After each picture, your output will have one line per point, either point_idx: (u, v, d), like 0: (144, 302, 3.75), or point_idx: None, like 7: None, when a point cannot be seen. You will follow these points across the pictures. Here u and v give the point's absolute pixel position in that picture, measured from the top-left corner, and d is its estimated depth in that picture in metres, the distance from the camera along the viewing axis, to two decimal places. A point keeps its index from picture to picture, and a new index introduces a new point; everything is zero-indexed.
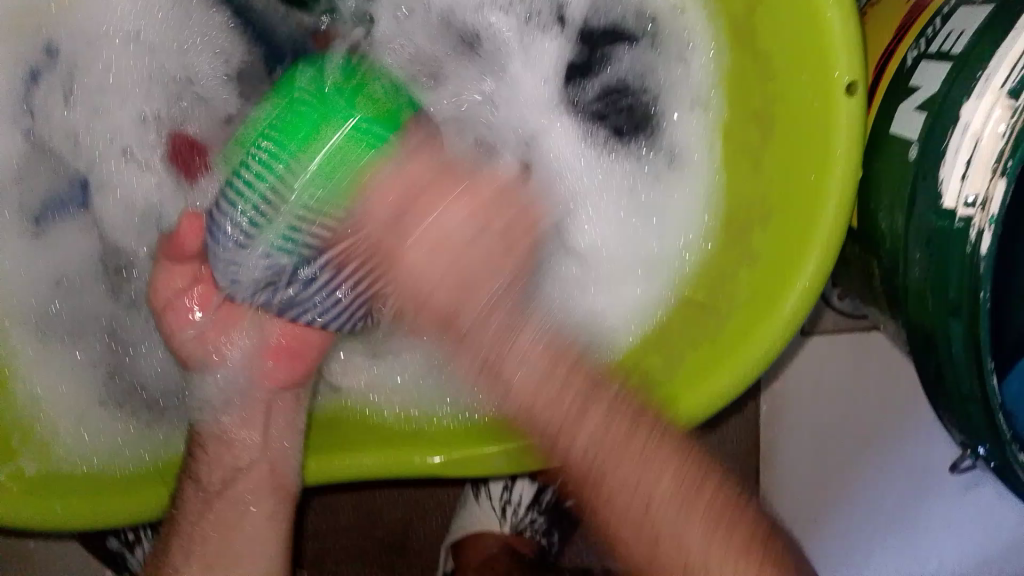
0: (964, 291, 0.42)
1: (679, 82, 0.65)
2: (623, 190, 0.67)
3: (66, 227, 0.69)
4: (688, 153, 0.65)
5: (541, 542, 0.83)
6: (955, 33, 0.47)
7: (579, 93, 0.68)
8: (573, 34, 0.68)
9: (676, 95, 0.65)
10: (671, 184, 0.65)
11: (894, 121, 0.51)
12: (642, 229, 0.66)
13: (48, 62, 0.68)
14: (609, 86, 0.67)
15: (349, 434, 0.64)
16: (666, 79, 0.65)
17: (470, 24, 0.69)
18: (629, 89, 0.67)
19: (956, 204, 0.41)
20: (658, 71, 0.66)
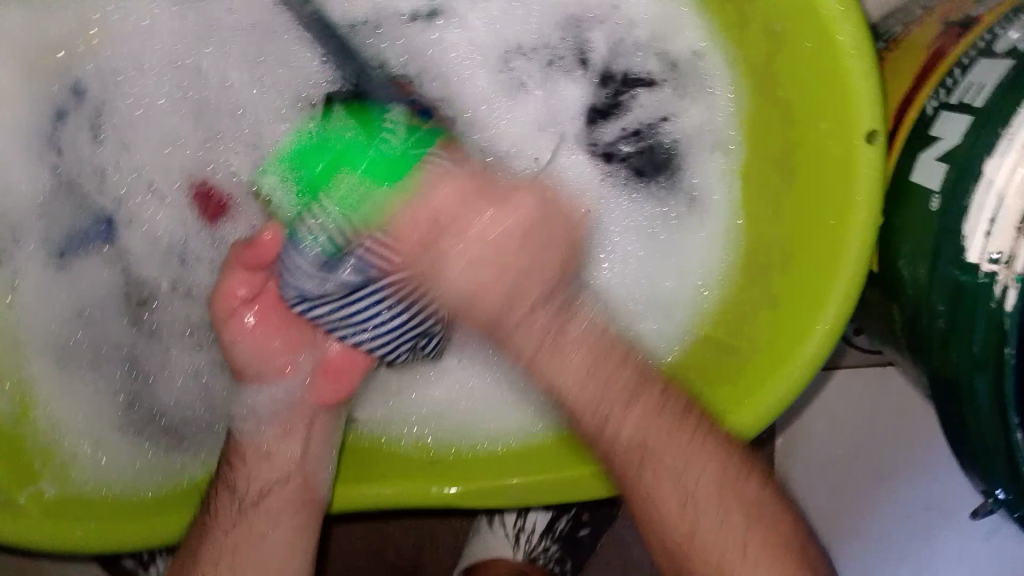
0: (990, 343, 0.42)
1: (703, 127, 0.66)
2: (643, 231, 0.68)
3: (89, 261, 0.69)
4: (710, 198, 0.66)
5: (554, 570, 0.81)
6: (977, 86, 0.48)
7: (602, 133, 0.69)
8: (595, 76, 0.69)
9: (699, 141, 0.66)
10: (691, 226, 0.66)
11: (917, 170, 0.52)
12: (660, 270, 0.67)
13: (72, 99, 0.69)
14: (631, 127, 0.68)
15: (374, 464, 0.64)
16: (688, 124, 0.67)
17: (496, 67, 0.70)
18: (650, 132, 0.68)
19: (980, 260, 0.42)
20: (682, 116, 0.67)
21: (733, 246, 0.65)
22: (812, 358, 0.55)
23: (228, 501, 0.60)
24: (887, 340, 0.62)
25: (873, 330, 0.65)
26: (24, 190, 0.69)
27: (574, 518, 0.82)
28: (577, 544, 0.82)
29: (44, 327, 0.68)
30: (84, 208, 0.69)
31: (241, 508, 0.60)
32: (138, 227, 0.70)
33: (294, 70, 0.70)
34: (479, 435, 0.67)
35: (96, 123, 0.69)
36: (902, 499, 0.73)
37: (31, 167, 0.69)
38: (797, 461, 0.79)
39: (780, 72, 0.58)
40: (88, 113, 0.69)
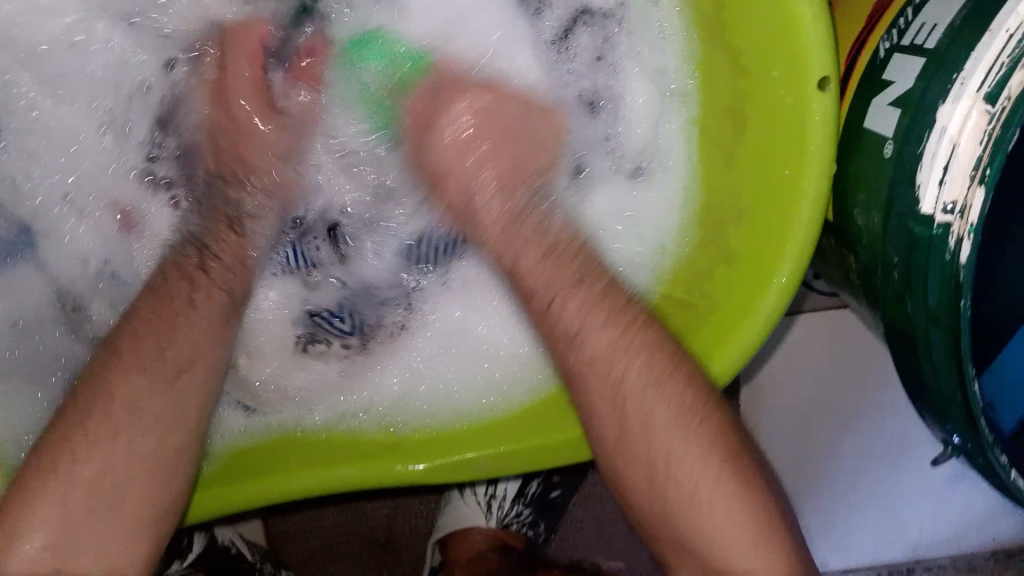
0: (946, 296, 0.41)
1: (648, 75, 0.64)
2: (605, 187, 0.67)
3: (19, 268, 0.68)
4: (662, 147, 0.65)
5: (528, 534, 0.82)
6: (927, 26, 0.47)
7: (583, 94, 0.68)
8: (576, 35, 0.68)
9: (646, 88, 0.65)
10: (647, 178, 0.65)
11: (870, 116, 0.50)
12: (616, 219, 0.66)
13: None
14: (607, 77, 0.67)
15: (316, 448, 0.62)
16: (634, 73, 0.65)
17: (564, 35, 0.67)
18: (615, 89, 0.66)
19: (934, 211, 0.41)
20: (632, 76, 0.65)
21: (693, 205, 0.63)
22: (760, 332, 0.56)
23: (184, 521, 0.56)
24: (844, 290, 0.61)
25: (831, 279, 0.64)
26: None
27: (545, 481, 0.82)
28: (550, 506, 0.82)
29: None
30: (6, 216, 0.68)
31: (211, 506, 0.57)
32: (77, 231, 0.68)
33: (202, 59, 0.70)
34: (443, 410, 0.65)
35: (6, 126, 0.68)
36: (869, 440, 0.76)
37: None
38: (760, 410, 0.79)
39: (729, 16, 0.56)
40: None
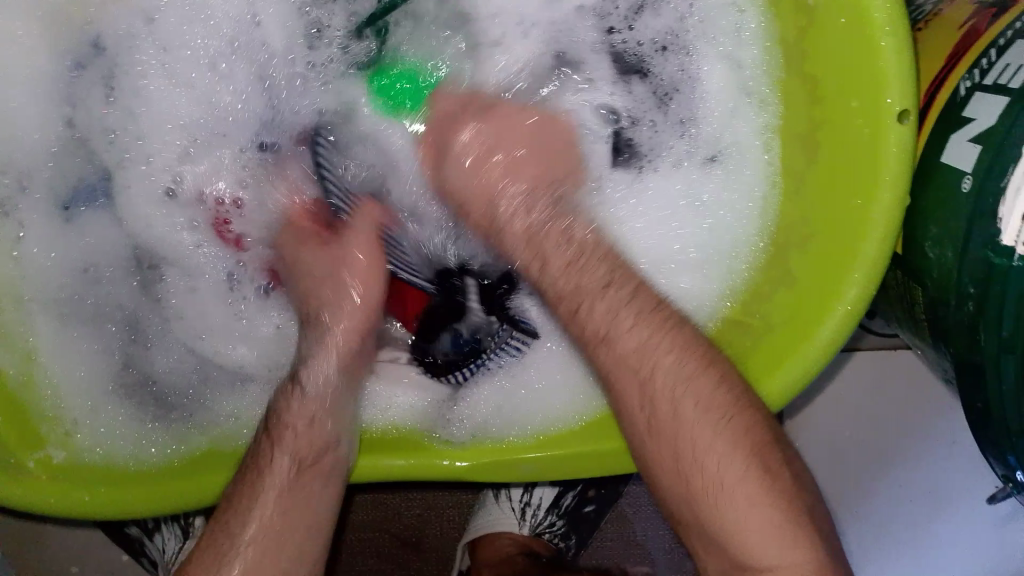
0: (1022, 324, 0.42)
1: (721, 94, 0.65)
2: (670, 203, 0.67)
3: (95, 216, 0.69)
4: (731, 167, 0.65)
5: (558, 545, 0.82)
6: (1013, 67, 0.48)
7: (655, 113, 0.68)
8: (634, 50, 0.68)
9: (721, 108, 0.65)
10: (713, 197, 0.66)
11: (948, 151, 0.51)
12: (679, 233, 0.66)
13: (86, 50, 0.67)
14: (687, 97, 0.67)
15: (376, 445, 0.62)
16: (708, 91, 0.66)
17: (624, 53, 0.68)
18: (693, 109, 0.66)
19: (1015, 243, 0.42)
20: (711, 99, 0.66)
21: (761, 231, 0.63)
22: (814, 363, 0.56)
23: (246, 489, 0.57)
24: (906, 327, 0.62)
25: (891, 315, 0.65)
26: (35, 137, 0.68)
27: (580, 495, 0.82)
28: (582, 522, 0.83)
29: (45, 284, 0.67)
30: (91, 164, 0.68)
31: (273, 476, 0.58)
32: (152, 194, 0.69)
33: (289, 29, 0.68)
34: (492, 426, 0.63)
35: (105, 81, 0.68)
36: (910, 483, 0.75)
37: (41, 116, 0.68)
38: (807, 448, 0.78)
39: (812, 44, 0.57)
40: (100, 70, 0.68)
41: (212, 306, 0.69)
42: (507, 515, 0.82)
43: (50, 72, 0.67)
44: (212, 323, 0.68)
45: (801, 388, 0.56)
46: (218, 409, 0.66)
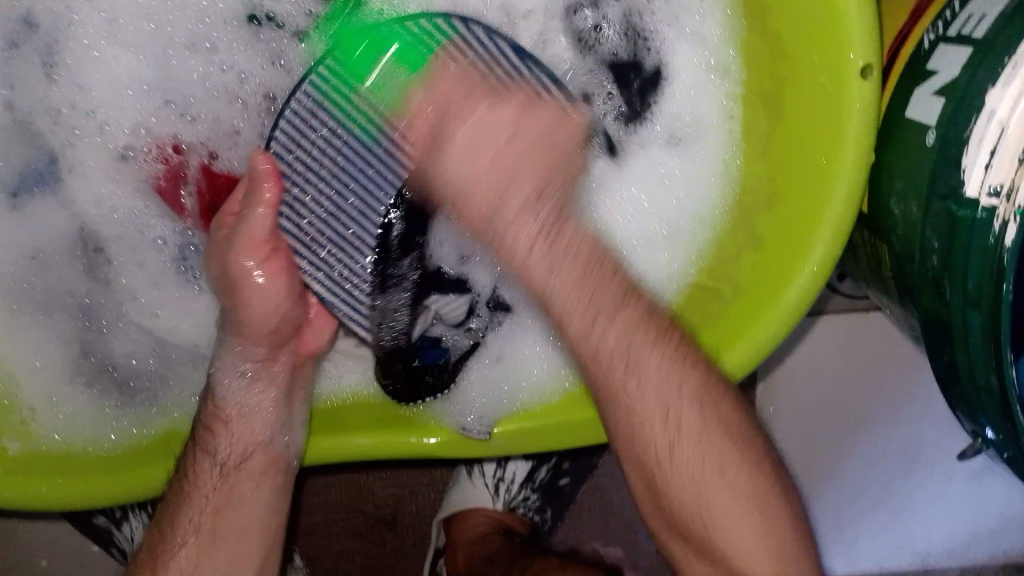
0: (986, 278, 0.41)
1: (686, 61, 0.63)
2: (643, 172, 0.66)
3: (46, 200, 0.66)
4: (698, 133, 0.64)
5: (533, 519, 0.82)
6: (976, 16, 0.46)
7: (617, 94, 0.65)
8: (609, 30, 0.65)
9: (688, 76, 0.63)
10: (682, 163, 0.65)
11: (912, 104, 0.50)
12: (650, 199, 0.66)
13: (25, 32, 0.64)
14: (656, 75, 0.64)
15: (344, 420, 0.62)
16: (675, 59, 0.64)
17: (591, 27, 0.65)
18: (658, 80, 0.64)
19: (979, 195, 0.41)
20: (676, 67, 0.64)
21: (722, 201, 0.63)
22: (775, 332, 0.55)
23: (209, 464, 0.58)
24: (873, 287, 0.61)
25: (859, 276, 0.64)
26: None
27: (554, 468, 0.81)
28: (558, 494, 0.82)
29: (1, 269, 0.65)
30: (37, 147, 0.65)
31: (221, 472, 0.58)
32: (94, 179, 0.66)
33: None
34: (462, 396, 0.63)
35: (46, 61, 0.64)
36: (883, 445, 0.76)
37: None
38: (779, 420, 0.77)
39: (770, 5, 0.56)
40: (38, 46, 0.64)
41: (161, 287, 0.66)
42: (481, 492, 0.81)
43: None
44: (167, 301, 0.66)
45: (758, 360, 0.56)
46: (182, 390, 0.65)
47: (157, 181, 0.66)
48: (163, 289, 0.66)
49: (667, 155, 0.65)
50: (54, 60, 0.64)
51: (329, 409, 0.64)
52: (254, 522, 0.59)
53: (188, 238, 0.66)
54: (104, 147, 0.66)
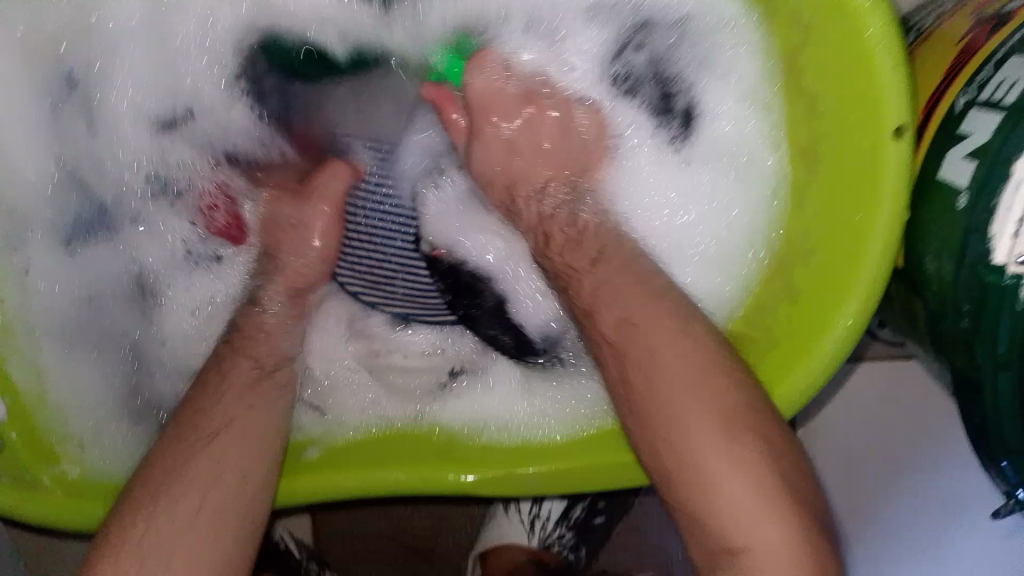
0: (1015, 346, 0.43)
1: (719, 91, 0.63)
2: (684, 209, 0.66)
3: (111, 244, 0.69)
4: (744, 174, 0.63)
5: (568, 557, 0.83)
6: (1009, 81, 0.46)
7: (662, 130, 0.66)
8: (637, 62, 0.66)
9: (723, 104, 0.63)
10: (720, 204, 0.64)
11: (945, 165, 0.50)
12: (682, 236, 0.65)
13: (85, 87, 0.66)
14: (687, 111, 0.65)
15: (374, 454, 0.64)
16: (708, 86, 0.63)
17: (618, 51, 0.67)
18: (690, 116, 0.65)
19: (1006, 261, 0.42)
20: (712, 101, 0.63)
21: (771, 235, 0.62)
22: (805, 386, 0.55)
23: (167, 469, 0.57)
24: (910, 336, 0.61)
25: (897, 325, 0.64)
26: (44, 176, 0.67)
27: (590, 506, 0.83)
28: (592, 532, 0.84)
29: (66, 306, 0.68)
30: (109, 195, 0.69)
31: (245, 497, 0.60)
32: (150, 224, 0.70)
33: (286, 36, 0.68)
34: (489, 417, 0.66)
35: (87, 118, 0.67)
36: (922, 491, 0.71)
37: (48, 154, 0.67)
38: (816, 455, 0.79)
39: (807, 64, 0.56)
40: (105, 103, 0.68)
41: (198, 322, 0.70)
42: (517, 528, 0.82)
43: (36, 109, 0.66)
44: (201, 336, 0.70)
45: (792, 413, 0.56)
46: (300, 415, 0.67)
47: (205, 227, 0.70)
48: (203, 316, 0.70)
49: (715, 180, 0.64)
50: (118, 116, 0.68)
51: (346, 445, 0.66)
52: None
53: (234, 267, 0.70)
54: (148, 198, 0.70)
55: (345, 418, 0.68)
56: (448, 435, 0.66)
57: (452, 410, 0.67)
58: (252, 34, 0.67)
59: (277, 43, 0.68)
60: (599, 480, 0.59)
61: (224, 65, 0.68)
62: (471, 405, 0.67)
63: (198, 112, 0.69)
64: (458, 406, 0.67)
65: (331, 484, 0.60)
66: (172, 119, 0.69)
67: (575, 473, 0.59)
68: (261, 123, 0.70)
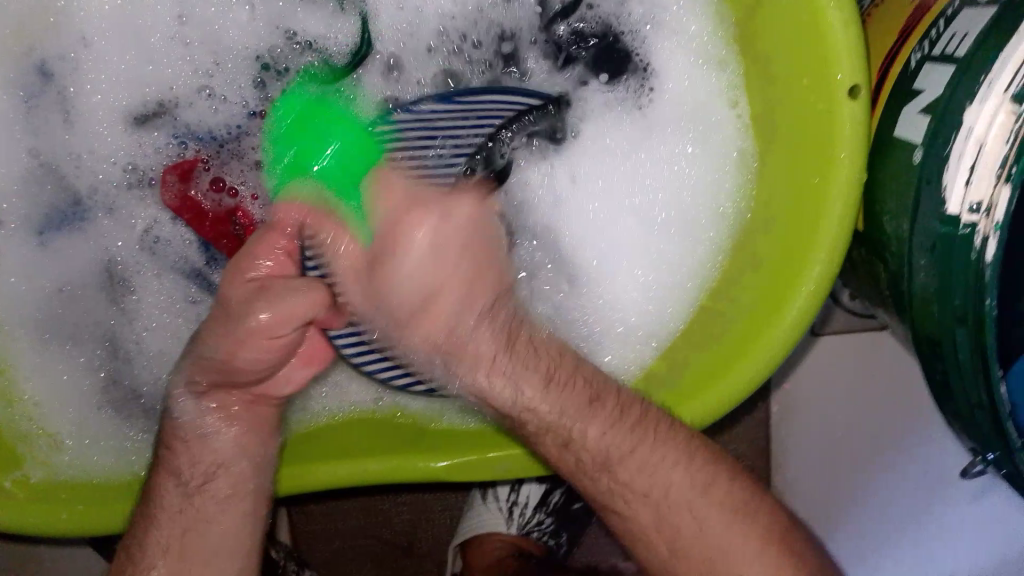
0: (970, 295, 0.42)
1: (676, 51, 0.62)
2: (643, 180, 0.64)
3: (70, 239, 0.67)
4: (707, 139, 0.62)
5: (548, 544, 0.83)
6: (960, 35, 0.46)
7: (618, 87, 0.64)
8: (591, 22, 0.65)
9: (681, 65, 0.62)
10: (685, 169, 0.62)
11: (900, 123, 0.50)
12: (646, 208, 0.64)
13: (40, 84, 0.66)
14: (642, 67, 0.63)
15: (338, 444, 0.62)
16: (664, 48, 0.62)
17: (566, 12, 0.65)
18: (645, 75, 0.63)
19: (960, 211, 0.42)
20: (670, 64, 0.62)
21: (730, 201, 0.61)
22: (770, 359, 0.54)
23: (173, 485, 0.57)
24: (877, 304, 0.61)
25: (864, 293, 0.64)
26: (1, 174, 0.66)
27: (568, 492, 0.83)
28: (572, 517, 0.83)
29: (25, 304, 0.66)
30: (62, 190, 0.67)
31: (188, 492, 0.57)
32: (121, 216, 0.67)
33: (237, 24, 0.66)
34: (448, 403, 0.65)
35: (64, 112, 0.66)
36: (903, 463, 0.72)
37: (5, 151, 0.66)
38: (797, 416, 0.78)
39: (763, 29, 0.55)
40: (54, 98, 0.66)
41: (176, 321, 0.67)
42: (495, 516, 0.82)
43: (11, 102, 0.66)
44: (166, 331, 0.67)
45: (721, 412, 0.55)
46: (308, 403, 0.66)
47: (161, 216, 0.67)
48: (173, 311, 0.67)
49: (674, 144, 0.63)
50: (68, 111, 0.66)
51: (306, 439, 0.64)
52: (242, 542, 0.58)
53: (191, 261, 0.67)
54: (125, 188, 0.67)
55: (308, 405, 0.66)
56: (408, 424, 0.64)
57: (412, 400, 0.65)
58: (202, 24, 0.66)
59: (229, 33, 0.66)
60: None
61: (206, 59, 0.67)
62: (428, 397, 0.65)
63: (148, 100, 0.67)
64: (415, 399, 0.65)
65: (301, 475, 0.59)
66: (149, 111, 0.67)
67: (544, 453, 0.58)
68: (203, 106, 0.67)
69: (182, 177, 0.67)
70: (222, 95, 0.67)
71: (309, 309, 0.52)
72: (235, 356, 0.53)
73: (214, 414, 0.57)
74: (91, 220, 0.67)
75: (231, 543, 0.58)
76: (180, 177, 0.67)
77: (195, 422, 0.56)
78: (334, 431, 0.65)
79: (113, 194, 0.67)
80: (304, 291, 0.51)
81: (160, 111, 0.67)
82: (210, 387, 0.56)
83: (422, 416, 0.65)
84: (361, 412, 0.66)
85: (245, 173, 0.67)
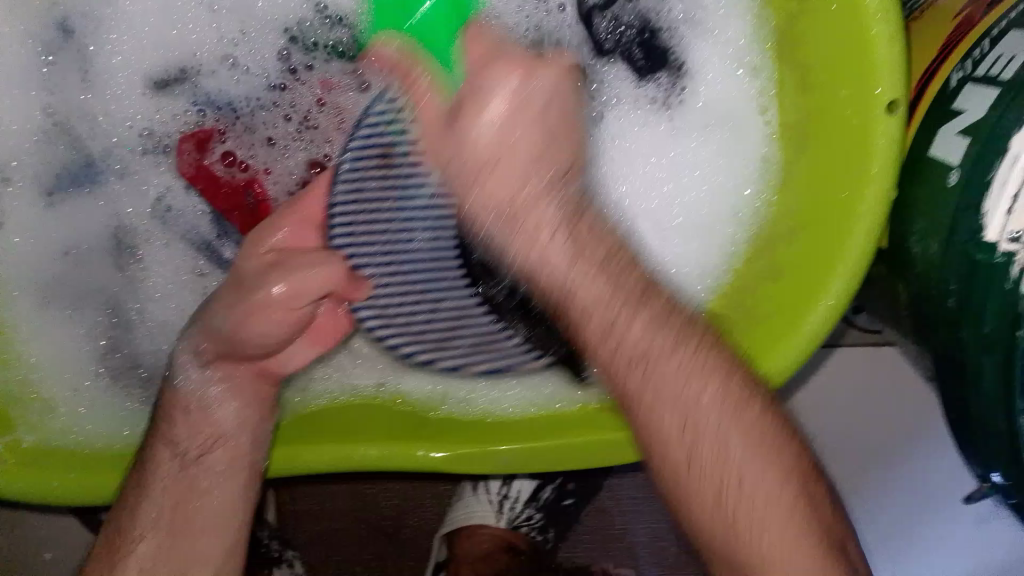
0: (1001, 323, 0.42)
1: (711, 54, 0.61)
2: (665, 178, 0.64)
3: (78, 200, 0.66)
4: (733, 145, 0.61)
5: (535, 538, 0.83)
6: (1004, 59, 0.45)
7: (650, 84, 0.64)
8: (628, 17, 0.64)
9: (715, 69, 0.61)
10: (708, 171, 0.62)
11: (936, 144, 0.50)
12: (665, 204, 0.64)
13: (59, 39, 0.64)
14: (675, 66, 0.63)
15: (338, 426, 0.61)
16: (700, 51, 0.62)
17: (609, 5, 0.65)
18: (679, 75, 0.63)
19: (999, 238, 0.42)
20: (703, 67, 0.62)
21: (751, 207, 0.61)
22: (788, 366, 0.54)
23: (175, 455, 0.56)
24: (888, 322, 0.61)
25: (875, 311, 0.64)
26: (12, 129, 0.65)
27: (559, 487, 0.82)
28: (562, 513, 0.83)
29: (30, 262, 0.65)
30: (74, 149, 0.65)
31: (188, 465, 0.56)
32: (133, 180, 0.66)
33: None
34: (454, 390, 0.64)
35: (81, 69, 0.65)
36: (894, 481, 0.74)
37: (18, 106, 0.65)
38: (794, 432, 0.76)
39: (806, 37, 0.55)
40: (72, 55, 0.64)
41: (181, 291, 0.66)
42: (485, 508, 0.83)
43: (28, 55, 0.64)
44: (170, 301, 0.66)
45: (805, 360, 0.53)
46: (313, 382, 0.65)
47: (173, 183, 0.66)
48: (179, 280, 0.66)
49: (702, 147, 0.62)
50: (85, 68, 0.65)
51: (306, 419, 0.63)
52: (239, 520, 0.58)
53: (201, 230, 0.66)
54: (139, 152, 0.66)
55: (311, 383, 0.65)
56: (412, 409, 0.63)
57: (417, 384, 0.65)
58: None
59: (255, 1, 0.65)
60: (571, 455, 0.57)
61: (232, 26, 0.65)
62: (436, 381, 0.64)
63: (169, 64, 0.65)
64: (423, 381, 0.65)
65: (299, 456, 0.57)
66: (171, 75, 0.65)
67: (550, 449, 0.57)
68: (226, 74, 0.66)
69: (194, 145, 0.66)
70: (246, 64, 0.65)
71: (321, 284, 0.56)
72: (242, 329, 0.56)
73: (220, 393, 0.57)
74: (102, 182, 0.66)
75: (228, 520, 0.57)
76: (193, 143, 0.66)
77: (202, 396, 0.57)
78: (334, 411, 0.64)
79: (126, 157, 0.66)
80: (316, 267, 0.56)
81: (182, 77, 0.65)
82: (216, 357, 0.58)
83: (424, 402, 0.64)
84: (365, 394, 0.65)
85: (258, 146, 0.66)
